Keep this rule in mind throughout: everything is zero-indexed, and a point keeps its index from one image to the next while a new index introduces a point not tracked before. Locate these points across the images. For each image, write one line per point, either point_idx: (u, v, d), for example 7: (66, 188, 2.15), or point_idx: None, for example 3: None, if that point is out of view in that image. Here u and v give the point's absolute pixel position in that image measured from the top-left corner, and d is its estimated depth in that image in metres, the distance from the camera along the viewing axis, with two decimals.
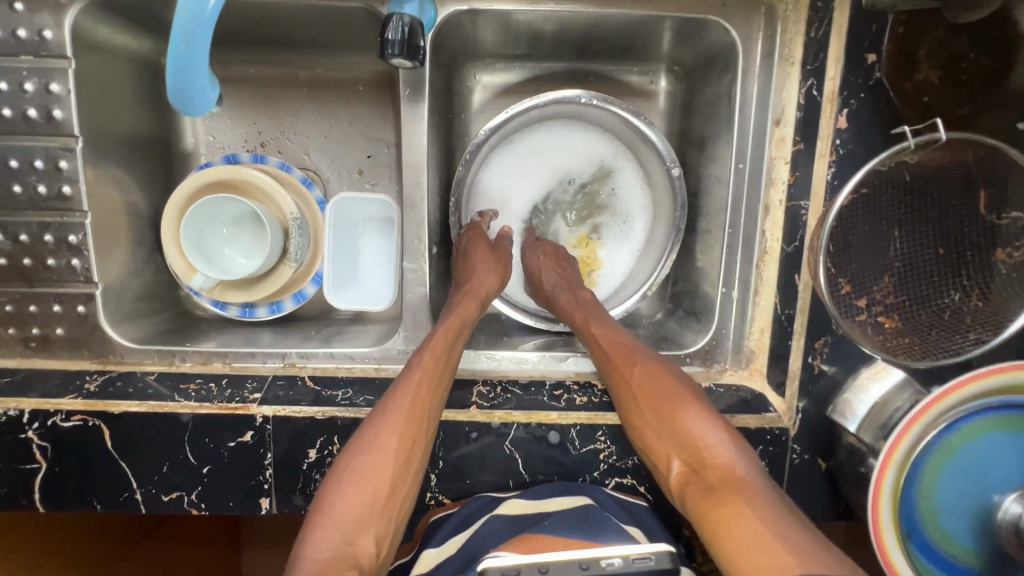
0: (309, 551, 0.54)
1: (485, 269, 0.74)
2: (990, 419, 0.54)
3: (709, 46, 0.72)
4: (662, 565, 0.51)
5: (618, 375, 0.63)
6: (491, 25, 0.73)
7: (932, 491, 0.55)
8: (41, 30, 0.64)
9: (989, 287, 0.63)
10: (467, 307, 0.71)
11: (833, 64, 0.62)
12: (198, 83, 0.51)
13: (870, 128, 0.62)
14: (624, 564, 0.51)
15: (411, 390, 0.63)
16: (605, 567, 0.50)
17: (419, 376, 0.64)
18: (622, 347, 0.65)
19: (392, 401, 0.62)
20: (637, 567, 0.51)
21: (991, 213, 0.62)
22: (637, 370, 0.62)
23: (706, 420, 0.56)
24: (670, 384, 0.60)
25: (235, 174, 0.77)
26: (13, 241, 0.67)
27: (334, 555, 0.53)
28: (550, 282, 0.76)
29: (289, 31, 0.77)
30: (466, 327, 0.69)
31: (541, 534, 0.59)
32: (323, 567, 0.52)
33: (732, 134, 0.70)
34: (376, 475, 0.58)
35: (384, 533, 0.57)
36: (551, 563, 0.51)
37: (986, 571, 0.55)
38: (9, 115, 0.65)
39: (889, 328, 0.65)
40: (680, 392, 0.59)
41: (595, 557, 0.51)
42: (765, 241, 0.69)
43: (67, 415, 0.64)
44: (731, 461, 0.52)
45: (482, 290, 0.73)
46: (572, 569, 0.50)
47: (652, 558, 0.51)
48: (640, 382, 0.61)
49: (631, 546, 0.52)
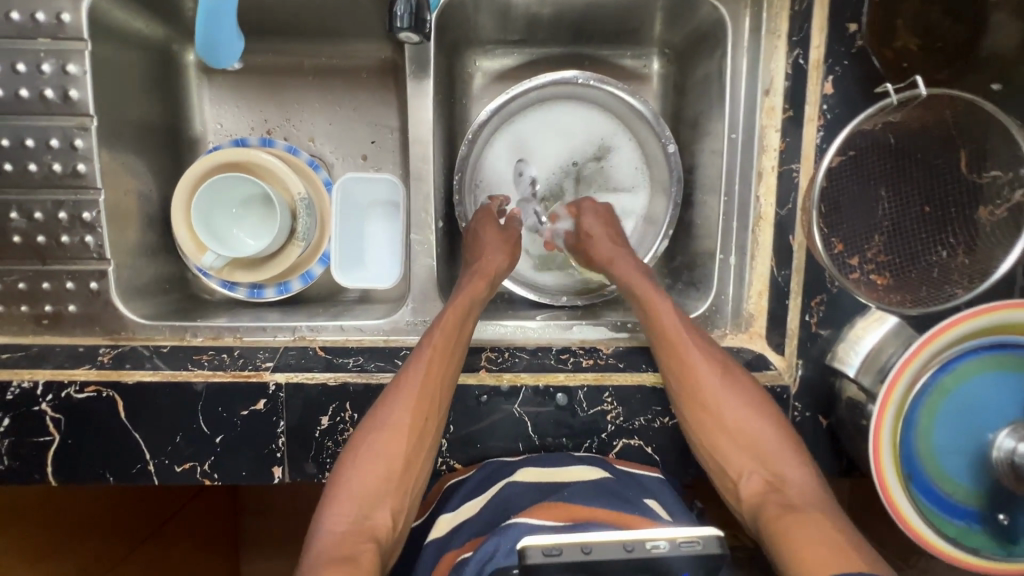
0: (330, 521, 0.59)
1: (491, 248, 0.75)
2: (980, 359, 0.56)
3: (699, 25, 0.75)
4: (710, 551, 0.45)
5: (689, 373, 0.66)
6: (490, 8, 0.76)
7: (928, 431, 0.57)
8: (59, 13, 0.66)
9: (977, 245, 0.65)
10: (476, 285, 0.72)
11: (817, 34, 0.66)
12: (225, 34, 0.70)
13: (856, 93, 0.65)
14: (671, 549, 0.44)
15: (421, 367, 0.65)
16: (651, 551, 0.44)
17: (430, 356, 0.65)
18: (697, 343, 0.67)
19: (404, 378, 0.65)
20: (684, 552, 0.44)
21: (974, 172, 0.65)
22: (715, 386, 0.65)
23: (781, 442, 0.63)
24: (752, 402, 0.65)
25: (244, 156, 0.78)
26: (28, 219, 0.69)
27: (353, 527, 0.58)
28: (606, 250, 0.77)
29: (294, 18, 0.80)
30: (475, 305, 0.71)
31: (563, 502, 0.60)
32: (342, 539, 0.57)
33: (724, 106, 0.73)
34: (389, 451, 0.62)
35: (401, 506, 0.62)
36: (593, 543, 0.45)
37: (985, 508, 0.57)
38: (26, 96, 0.67)
39: (881, 285, 0.67)
40: (762, 418, 0.64)
41: (639, 539, 0.45)
42: (760, 207, 0.72)
43: (82, 386, 0.65)
44: (802, 484, 0.60)
45: (491, 271, 0.73)
46: (616, 553, 0.44)
47: (699, 542, 0.45)
48: (721, 394, 0.65)
49: (677, 529, 0.46)
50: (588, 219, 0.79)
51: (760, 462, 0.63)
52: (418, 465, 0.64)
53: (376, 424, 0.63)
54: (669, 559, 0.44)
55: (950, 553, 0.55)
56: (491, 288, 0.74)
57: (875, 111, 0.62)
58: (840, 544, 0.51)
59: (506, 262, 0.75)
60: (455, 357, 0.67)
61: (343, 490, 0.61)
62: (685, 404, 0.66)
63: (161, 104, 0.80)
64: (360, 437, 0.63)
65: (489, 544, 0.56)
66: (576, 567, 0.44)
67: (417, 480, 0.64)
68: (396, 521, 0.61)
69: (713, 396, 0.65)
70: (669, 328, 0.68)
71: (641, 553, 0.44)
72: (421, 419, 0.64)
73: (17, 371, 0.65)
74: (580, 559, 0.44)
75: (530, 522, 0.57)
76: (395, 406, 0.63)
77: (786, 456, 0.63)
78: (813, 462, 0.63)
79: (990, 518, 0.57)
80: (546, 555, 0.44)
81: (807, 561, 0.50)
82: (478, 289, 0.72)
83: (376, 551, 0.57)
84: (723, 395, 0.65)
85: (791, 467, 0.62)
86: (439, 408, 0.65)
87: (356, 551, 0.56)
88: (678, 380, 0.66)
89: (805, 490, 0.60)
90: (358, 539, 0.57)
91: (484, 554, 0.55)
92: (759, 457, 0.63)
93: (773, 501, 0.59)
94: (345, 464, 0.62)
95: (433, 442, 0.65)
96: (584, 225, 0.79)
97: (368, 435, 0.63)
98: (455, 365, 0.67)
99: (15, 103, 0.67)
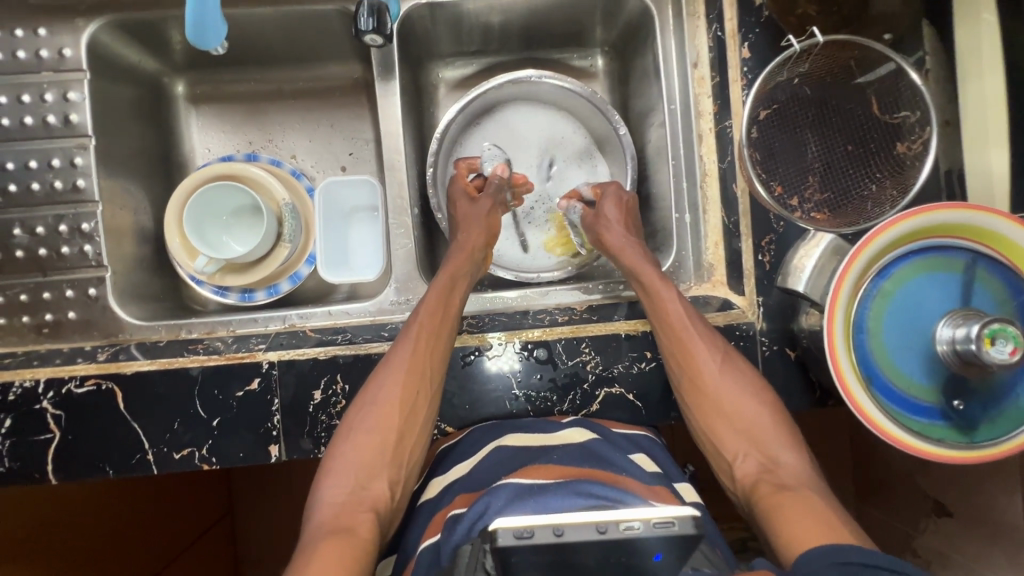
0: (329, 493, 0.61)
1: (471, 231, 0.80)
2: (916, 264, 0.61)
3: (628, 19, 0.86)
4: (686, 532, 0.43)
5: (692, 362, 0.68)
6: (446, 21, 0.86)
7: (880, 334, 0.61)
8: (61, 49, 0.75)
9: (901, 175, 0.73)
10: (458, 264, 0.76)
11: (729, 9, 0.75)
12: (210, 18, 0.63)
13: (769, 55, 0.74)
14: (645, 530, 0.43)
15: (412, 346, 0.68)
16: (624, 533, 0.43)
17: (419, 333, 0.68)
18: (700, 333, 0.69)
19: (395, 353, 0.68)
20: (660, 534, 0.43)
21: (887, 114, 0.73)
22: (714, 377, 0.68)
23: (777, 427, 0.66)
24: (750, 389, 0.68)
25: (233, 169, 0.85)
26: (32, 234, 0.76)
27: (351, 498, 0.61)
28: (610, 232, 0.79)
29: (272, 46, 0.88)
30: (457, 282, 0.74)
31: (550, 463, 0.64)
32: (340, 508, 0.60)
33: (661, 83, 0.82)
34: (383, 426, 0.65)
35: (399, 478, 0.64)
36: (565, 525, 0.44)
37: (941, 403, 0.61)
38: (31, 123, 0.75)
39: (822, 219, 0.73)
40: (758, 406, 0.67)
41: (613, 520, 0.44)
42: (704, 165, 0.79)
43: (81, 380, 0.67)
44: (797, 470, 0.63)
45: (471, 247, 0.79)
46: (588, 534, 0.43)
47: (674, 523, 0.43)
48: (719, 383, 0.68)
49: (654, 509, 0.45)
50: (605, 204, 0.81)
51: (754, 444, 0.66)
52: (414, 440, 0.66)
53: (370, 399, 0.66)
54: (644, 540, 0.43)
55: (914, 445, 0.58)
56: (472, 266, 0.78)
57: (784, 60, 0.72)
58: (830, 520, 0.54)
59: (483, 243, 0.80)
60: (446, 335, 0.69)
61: (340, 463, 0.63)
62: (688, 392, 0.69)
63: (155, 130, 0.88)
64: (354, 412, 0.66)
65: (480, 504, 0.59)
66: (546, 549, 0.43)
67: (414, 454, 0.66)
68: (394, 491, 0.63)
69: (714, 386, 0.68)
70: (672, 319, 0.70)
71: (615, 535, 0.43)
72: (415, 395, 0.66)
73: (20, 372, 0.68)
74: (550, 541, 0.43)
75: (519, 481, 0.61)
76: (386, 382, 0.66)
77: (782, 442, 0.66)
78: (806, 447, 0.66)
79: (948, 410, 0.60)
80: (518, 538, 0.43)
81: (797, 536, 0.53)
82: (461, 271, 0.76)
83: (375, 520, 0.59)
84: (722, 383, 0.68)
85: (786, 451, 0.65)
86: (432, 384, 0.67)
87: (356, 521, 0.58)
88: (681, 368, 0.69)
89: (796, 473, 0.63)
90: (357, 509, 0.60)
91: (476, 512, 0.58)
92: (753, 440, 0.66)
93: (767, 482, 0.62)
94: (341, 439, 0.65)
95: (428, 417, 0.67)
96: (603, 210, 0.81)
97: (363, 410, 0.65)
98: (446, 345, 0.69)
99: (21, 131, 0.75)
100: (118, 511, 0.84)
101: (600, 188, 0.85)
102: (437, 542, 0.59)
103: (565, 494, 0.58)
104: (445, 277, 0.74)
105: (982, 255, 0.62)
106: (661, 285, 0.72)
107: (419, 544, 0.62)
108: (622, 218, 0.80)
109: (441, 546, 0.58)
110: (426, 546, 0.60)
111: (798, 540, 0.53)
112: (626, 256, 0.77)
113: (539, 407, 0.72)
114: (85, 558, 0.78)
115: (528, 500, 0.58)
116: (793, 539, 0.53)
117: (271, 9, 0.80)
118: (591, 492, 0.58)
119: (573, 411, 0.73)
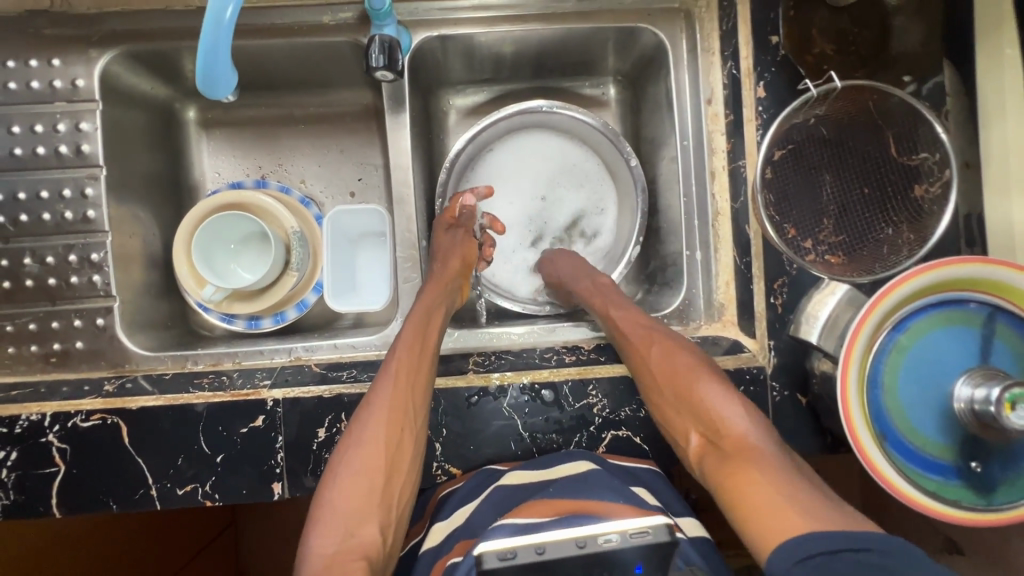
0: (316, 545, 0.56)
1: (443, 261, 0.79)
2: (932, 317, 0.60)
3: (642, 51, 0.85)
4: (659, 539, 0.52)
5: (635, 347, 0.69)
6: (458, 52, 0.85)
7: (895, 389, 0.60)
8: (75, 79, 0.76)
9: (919, 220, 0.71)
10: (434, 293, 0.75)
11: (744, 47, 0.74)
12: (221, 67, 0.59)
13: (786, 94, 0.73)
14: (622, 541, 0.52)
15: (393, 381, 0.65)
16: (603, 545, 0.52)
17: (398, 366, 0.66)
18: (637, 319, 0.72)
19: (375, 393, 0.65)
20: (634, 543, 0.52)
21: (905, 156, 0.72)
22: (655, 353, 0.67)
23: (723, 397, 0.62)
24: (687, 362, 0.66)
25: (243, 198, 0.84)
26: (42, 263, 0.76)
27: (340, 548, 0.55)
28: (563, 273, 0.83)
29: (283, 74, 0.88)
30: (433, 310, 0.73)
31: (546, 499, 0.63)
32: (331, 562, 0.54)
33: (674, 118, 0.81)
34: (368, 468, 0.61)
35: (389, 522, 0.60)
36: (547, 543, 0.52)
37: (956, 461, 0.59)
38: (44, 153, 0.76)
39: (836, 263, 0.72)
40: (697, 371, 0.65)
41: (591, 535, 0.53)
42: (716, 203, 0.78)
43: (88, 415, 0.67)
44: (740, 432, 0.59)
45: (448, 276, 0.78)
46: (569, 550, 0.52)
47: (648, 532, 0.53)
48: (658, 362, 0.67)
49: (628, 521, 0.54)
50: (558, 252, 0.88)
51: (704, 422, 0.62)
52: (400, 481, 0.62)
53: (352, 442, 0.62)
54: (622, 550, 0.52)
55: (931, 506, 0.56)
56: (450, 296, 0.77)
57: (800, 104, 0.71)
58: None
59: (455, 275, 0.79)
60: (427, 370, 0.68)
61: (325, 515, 0.58)
62: (640, 378, 0.68)
63: (166, 157, 0.88)
64: (337, 459, 0.62)
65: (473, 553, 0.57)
66: (531, 566, 0.52)
67: (403, 497, 0.62)
68: (387, 537, 0.59)
69: (655, 363, 0.67)
70: (616, 315, 0.73)
71: (593, 548, 0.52)
72: (399, 433, 0.63)
73: (26, 405, 0.69)
74: (533, 559, 0.52)
75: (516, 522, 0.60)
76: (369, 422, 0.63)
77: (726, 406, 0.62)
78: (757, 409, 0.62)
79: (963, 469, 0.59)
80: (502, 559, 0.52)
81: (768, 531, 0.49)
82: (439, 303, 0.74)
83: (369, 568, 0.54)
84: (662, 361, 0.67)
85: (734, 415, 0.61)
86: (415, 418, 0.65)
87: (348, 571, 0.53)
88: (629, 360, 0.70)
89: (741, 436, 0.59)
90: (347, 560, 0.54)
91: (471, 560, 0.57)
92: (701, 416, 0.62)
93: (716, 456, 0.59)
94: (326, 487, 0.60)
95: (414, 456, 0.64)
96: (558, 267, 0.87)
97: (344, 454, 0.62)
98: (427, 377, 0.68)
99: (33, 160, 0.76)
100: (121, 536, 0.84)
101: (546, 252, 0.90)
102: None
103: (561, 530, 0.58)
104: (422, 309, 0.73)
105: (1001, 309, 0.60)
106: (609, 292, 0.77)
107: None
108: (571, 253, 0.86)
109: None
110: None
111: (766, 526, 0.49)
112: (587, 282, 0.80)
113: (544, 447, 0.72)
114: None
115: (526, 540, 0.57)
116: (761, 532, 0.50)
117: (282, 40, 0.79)
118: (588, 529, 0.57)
119: None
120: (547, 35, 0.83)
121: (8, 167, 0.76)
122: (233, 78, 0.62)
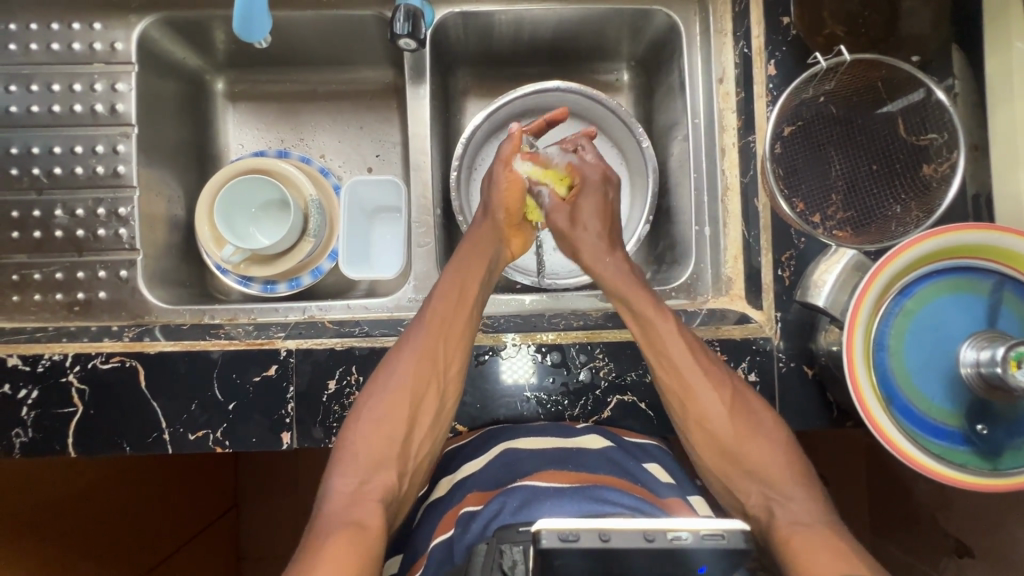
0: (338, 483, 0.62)
1: (490, 213, 0.78)
2: (939, 284, 0.61)
3: (656, 35, 0.87)
4: (734, 547, 0.42)
5: (685, 396, 0.67)
6: (478, 31, 0.89)
7: (901, 352, 0.60)
8: (114, 43, 0.80)
9: (926, 197, 0.72)
10: (471, 254, 0.76)
11: (756, 27, 0.77)
12: (261, 12, 0.72)
13: (794, 72, 0.75)
14: (694, 541, 0.42)
15: (426, 334, 0.69)
16: (673, 542, 0.42)
17: (432, 321, 0.70)
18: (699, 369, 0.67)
19: (408, 345, 0.69)
20: (709, 546, 0.42)
21: (913, 136, 0.73)
22: (708, 404, 0.67)
23: (788, 465, 0.64)
24: (762, 428, 0.66)
25: (266, 164, 0.86)
26: (72, 215, 0.80)
27: (359, 488, 0.61)
28: (591, 176, 0.79)
29: (308, 51, 0.91)
30: (469, 271, 0.74)
31: (565, 470, 0.65)
32: (350, 499, 0.60)
33: (686, 99, 0.84)
34: (393, 415, 0.65)
35: (407, 470, 0.65)
36: (613, 530, 0.42)
37: (963, 427, 0.59)
38: (81, 111, 0.80)
39: (844, 238, 0.72)
40: (770, 443, 0.65)
41: (662, 528, 0.42)
42: (726, 178, 0.80)
43: (107, 357, 0.70)
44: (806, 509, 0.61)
45: (489, 236, 0.78)
46: (637, 542, 0.42)
47: (723, 536, 0.42)
48: (727, 428, 0.66)
49: (702, 520, 0.44)
50: (586, 155, 0.81)
51: (769, 481, 0.64)
52: (422, 434, 0.67)
53: (381, 387, 0.67)
54: (691, 551, 0.42)
55: (937, 470, 0.56)
56: (493, 250, 0.78)
57: (809, 77, 0.73)
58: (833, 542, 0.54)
59: (495, 230, 0.78)
60: (467, 332, 0.71)
61: (349, 452, 0.64)
62: (690, 426, 0.68)
63: (195, 124, 0.91)
64: (365, 399, 0.67)
65: (495, 503, 0.61)
66: (593, 555, 0.41)
67: (422, 449, 0.67)
68: (401, 482, 0.64)
69: (715, 420, 0.67)
70: (677, 363, 0.67)
71: (663, 544, 0.42)
72: (427, 384, 0.68)
73: (50, 346, 0.71)
74: (597, 547, 0.41)
75: (534, 484, 0.62)
76: (398, 369, 0.68)
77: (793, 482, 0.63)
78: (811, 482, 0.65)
79: (971, 435, 0.59)
80: (563, 541, 0.41)
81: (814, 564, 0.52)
82: (476, 259, 0.76)
83: (382, 511, 0.60)
84: (730, 425, 0.66)
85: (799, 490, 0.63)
86: (445, 372, 0.68)
87: (364, 513, 0.59)
88: (679, 406, 0.68)
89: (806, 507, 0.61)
90: (364, 501, 0.60)
91: (490, 511, 0.60)
92: (766, 479, 0.64)
93: (779, 513, 0.61)
94: (351, 423, 0.66)
95: (438, 410, 0.68)
96: (581, 175, 0.80)
97: (374, 397, 0.66)
98: (462, 337, 0.70)
99: (70, 117, 0.80)
100: (111, 492, 0.88)
101: (579, 171, 0.80)
102: (449, 539, 0.61)
103: (582, 499, 0.60)
104: (461, 268, 0.75)
105: (1008, 277, 0.60)
106: (677, 346, 0.67)
107: (430, 543, 0.63)
108: (605, 178, 0.80)
109: (452, 544, 0.60)
110: (438, 543, 0.62)
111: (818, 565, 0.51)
112: (606, 277, 0.75)
113: (550, 410, 0.72)
114: (70, 543, 0.81)
115: (545, 503, 0.60)
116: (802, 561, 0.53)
117: (310, 12, 0.83)
118: (607, 498, 0.60)
119: (584, 417, 0.72)
120: (564, 15, 0.86)
121: (44, 123, 0.80)
122: (271, 22, 0.75)
